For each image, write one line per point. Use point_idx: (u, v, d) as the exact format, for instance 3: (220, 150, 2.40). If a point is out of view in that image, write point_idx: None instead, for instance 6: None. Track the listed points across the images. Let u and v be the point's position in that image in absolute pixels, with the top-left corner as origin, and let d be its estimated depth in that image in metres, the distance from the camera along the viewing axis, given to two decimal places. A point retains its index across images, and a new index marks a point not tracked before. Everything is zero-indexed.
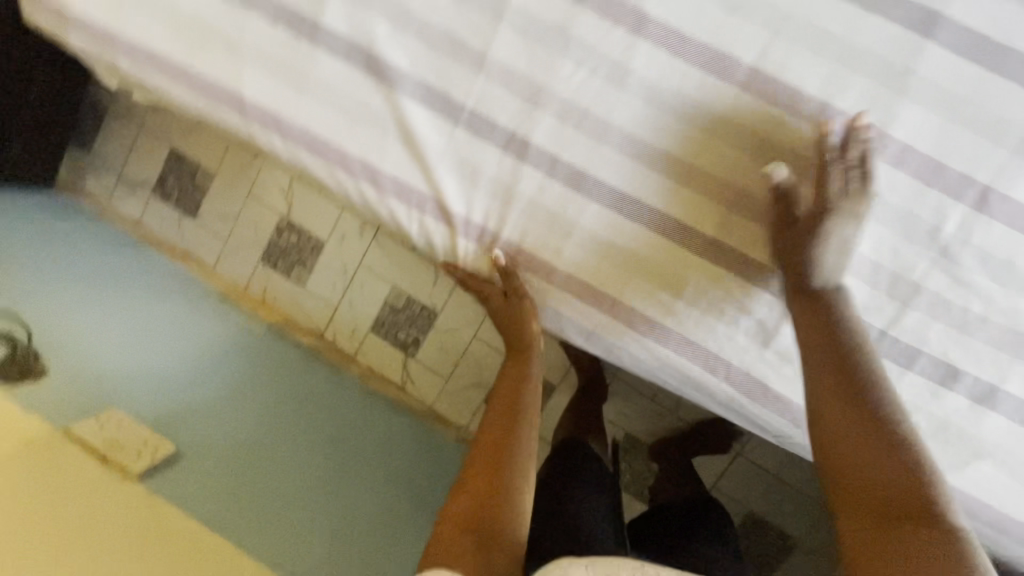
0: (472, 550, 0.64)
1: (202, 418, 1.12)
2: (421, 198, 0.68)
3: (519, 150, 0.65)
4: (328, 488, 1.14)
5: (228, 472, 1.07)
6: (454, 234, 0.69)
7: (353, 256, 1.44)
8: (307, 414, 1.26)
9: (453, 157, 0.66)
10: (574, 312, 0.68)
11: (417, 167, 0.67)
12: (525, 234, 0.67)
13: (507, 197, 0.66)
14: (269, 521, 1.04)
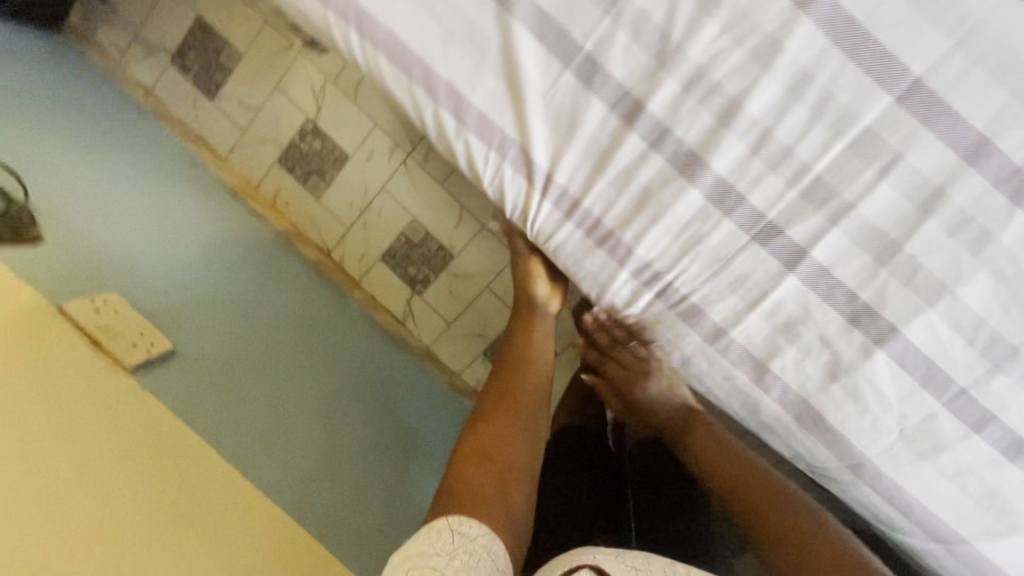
0: (488, 495, 0.66)
1: (202, 318, 1.06)
2: (505, 144, 0.61)
3: (628, 113, 0.57)
4: (319, 416, 1.12)
5: (223, 377, 1.02)
6: (533, 192, 0.63)
7: (377, 178, 1.30)
8: (308, 337, 1.22)
9: (551, 104, 0.59)
10: (639, 298, 0.65)
11: (508, 107, 0.59)
12: (608, 207, 0.61)
13: (601, 162, 0.60)
14: (252, 443, 0.99)
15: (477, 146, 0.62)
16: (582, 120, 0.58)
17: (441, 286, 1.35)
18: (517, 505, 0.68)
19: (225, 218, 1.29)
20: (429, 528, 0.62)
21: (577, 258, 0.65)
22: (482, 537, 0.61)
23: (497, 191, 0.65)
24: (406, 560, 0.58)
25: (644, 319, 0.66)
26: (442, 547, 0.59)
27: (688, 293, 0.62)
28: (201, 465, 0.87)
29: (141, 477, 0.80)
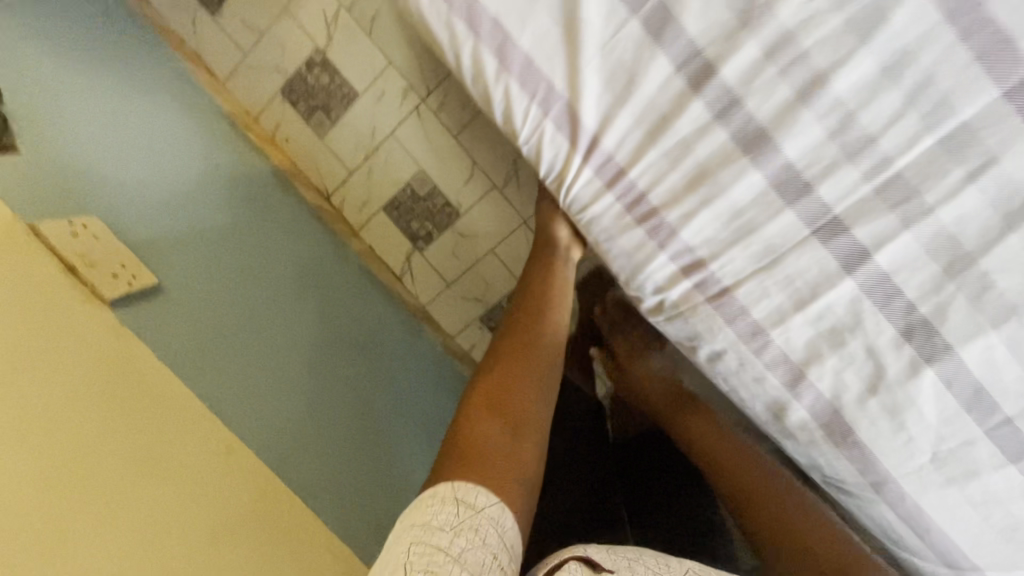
0: (496, 453, 0.72)
1: (191, 253, 0.98)
2: (551, 97, 0.54)
3: (696, 76, 0.50)
4: (309, 368, 1.06)
5: (214, 317, 0.95)
6: (574, 156, 0.56)
7: (385, 122, 1.25)
8: (300, 287, 1.16)
9: (610, 55, 0.51)
10: (675, 286, 0.59)
11: (560, 54, 0.52)
12: (657, 181, 0.55)
13: (656, 130, 0.53)
14: (238, 391, 0.92)
15: (517, 96, 0.55)
16: (642, 79, 0.51)
17: (445, 241, 1.40)
18: (525, 462, 0.74)
19: (218, 147, 1.20)
20: (435, 494, 0.65)
21: (612, 235, 0.59)
22: (488, 507, 0.66)
23: (533, 150, 0.58)
24: (412, 529, 0.62)
25: (675, 309, 0.61)
26: (446, 519, 0.63)
27: (729, 285, 0.57)
28: (176, 412, 0.80)
29: (113, 423, 0.72)
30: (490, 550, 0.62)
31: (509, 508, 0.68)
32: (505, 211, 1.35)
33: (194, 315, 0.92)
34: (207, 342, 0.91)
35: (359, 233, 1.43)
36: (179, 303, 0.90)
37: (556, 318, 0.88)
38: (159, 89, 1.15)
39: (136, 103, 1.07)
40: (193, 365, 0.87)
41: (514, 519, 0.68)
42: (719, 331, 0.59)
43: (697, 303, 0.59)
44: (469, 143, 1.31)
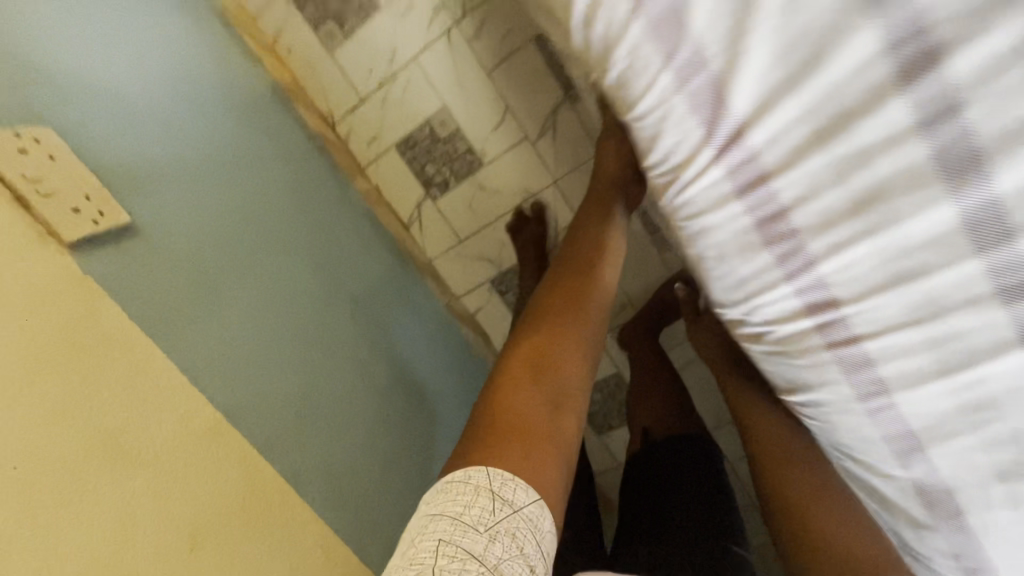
0: (536, 434, 0.71)
1: (177, 181, 0.83)
2: (694, 65, 0.39)
3: (910, 63, 0.35)
4: (309, 327, 0.94)
5: (210, 258, 0.82)
6: (704, 150, 0.42)
7: (408, 45, 1.13)
8: (297, 234, 1.00)
9: (794, 17, 0.36)
10: (789, 323, 0.49)
11: (725, 4, 0.37)
12: (808, 198, 0.42)
13: (828, 130, 0.39)
14: (227, 359, 0.79)
15: (647, 56, 0.41)
16: (834, 55, 0.36)
17: (461, 192, 1.27)
18: (561, 446, 0.73)
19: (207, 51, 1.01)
20: (469, 481, 0.64)
21: (725, 254, 0.47)
22: (526, 507, 0.64)
23: (651, 132, 0.44)
24: (442, 519, 0.62)
25: (780, 347, 0.51)
26: (481, 517, 0.61)
27: (861, 335, 0.46)
28: (152, 387, 0.68)
29: (69, 400, 0.61)
30: (525, 557, 0.61)
31: (547, 507, 0.67)
32: (534, 166, 1.22)
33: (181, 261, 0.78)
34: (193, 294, 0.78)
35: (365, 171, 1.29)
36: (157, 248, 0.75)
37: (598, 287, 0.89)
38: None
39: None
40: (176, 321, 0.74)
41: (550, 513, 0.67)
42: (827, 381, 0.50)
43: (811, 346, 0.49)
44: (504, 84, 1.13)
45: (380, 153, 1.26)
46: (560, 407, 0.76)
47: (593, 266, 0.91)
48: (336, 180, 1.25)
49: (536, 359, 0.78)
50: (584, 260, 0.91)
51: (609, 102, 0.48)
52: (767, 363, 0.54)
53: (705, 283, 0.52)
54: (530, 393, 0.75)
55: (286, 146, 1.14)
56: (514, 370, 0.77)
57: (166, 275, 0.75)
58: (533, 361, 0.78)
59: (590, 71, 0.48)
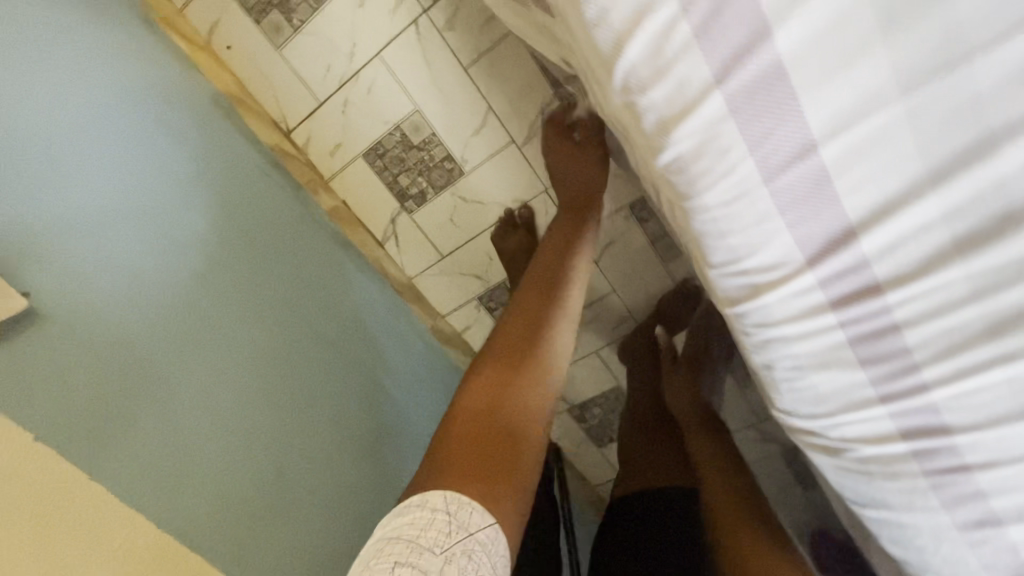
0: (494, 461, 0.57)
1: (84, 253, 0.75)
2: (795, 152, 0.32)
3: None
4: (262, 394, 0.89)
5: (123, 342, 0.75)
6: (794, 259, 0.35)
7: (370, 37, 0.97)
8: (242, 287, 0.91)
9: (942, 110, 0.29)
10: (875, 440, 0.40)
11: (834, 83, 0.30)
12: (921, 314, 0.33)
13: (976, 239, 0.31)
14: (165, 443, 0.76)
15: (726, 140, 0.33)
16: (1011, 146, 0.29)
17: (441, 205, 1.12)
18: (526, 478, 0.59)
19: (112, 72, 0.84)
20: (425, 505, 0.53)
21: (802, 370, 0.39)
22: (482, 532, 0.52)
23: (716, 230, 0.37)
24: (396, 544, 0.51)
25: (861, 467, 0.42)
26: (436, 539, 0.51)
27: (969, 462, 0.37)
28: (109, 536, 0.68)
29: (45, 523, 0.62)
30: None
31: (503, 531, 0.55)
32: (524, 172, 1.07)
33: (95, 352, 0.72)
34: (108, 378, 0.73)
35: (329, 184, 1.13)
36: (65, 340, 0.70)
37: (571, 289, 0.75)
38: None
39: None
40: (86, 414, 0.70)
41: (507, 544, 0.55)
42: (919, 505, 0.41)
43: (904, 470, 0.39)
44: (484, 83, 0.98)
45: (345, 163, 1.10)
46: (524, 437, 0.61)
47: (565, 269, 0.76)
48: (295, 197, 1.07)
49: (497, 373, 0.64)
50: (553, 267, 0.76)
51: (659, 167, 0.37)
52: (837, 474, 0.45)
53: (775, 394, 0.43)
54: (491, 417, 0.60)
55: (235, 165, 0.97)
56: (467, 398, 0.63)
57: (81, 366, 0.71)
58: (493, 380, 0.64)
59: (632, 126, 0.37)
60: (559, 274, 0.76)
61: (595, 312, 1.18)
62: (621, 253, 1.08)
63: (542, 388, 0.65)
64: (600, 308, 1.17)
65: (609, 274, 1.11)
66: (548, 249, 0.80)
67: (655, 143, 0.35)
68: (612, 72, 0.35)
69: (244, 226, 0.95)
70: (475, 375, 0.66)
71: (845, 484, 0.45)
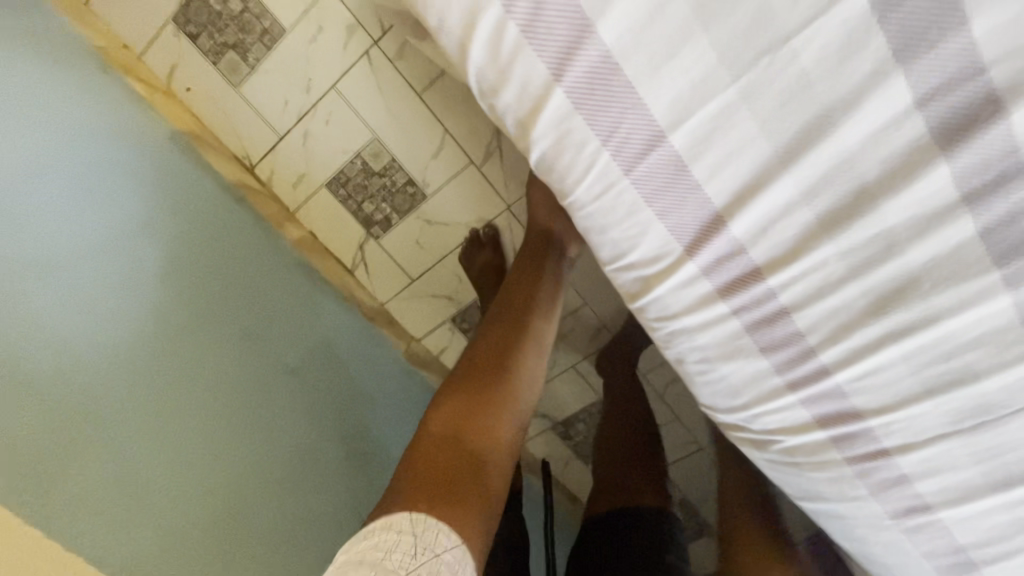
0: (457, 487, 0.61)
1: (40, 300, 0.76)
2: (645, 142, 0.37)
3: (893, 119, 0.32)
4: (236, 432, 0.91)
5: (76, 393, 0.76)
6: (674, 250, 0.40)
7: (324, 70, 0.99)
8: (212, 323, 0.93)
9: (774, 102, 0.33)
10: (781, 419, 0.43)
11: (670, 87, 0.34)
12: (801, 298, 0.38)
13: (833, 221, 0.35)
14: (119, 486, 0.78)
15: (580, 136, 0.38)
16: (845, 124, 0.33)
17: (405, 229, 1.13)
18: (490, 507, 0.63)
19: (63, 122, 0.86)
20: (391, 527, 0.56)
21: (711, 359, 0.43)
22: (448, 552, 0.56)
23: (604, 225, 0.42)
24: (359, 567, 0.53)
25: (788, 456, 0.45)
26: (401, 560, 0.53)
27: (875, 430, 0.40)
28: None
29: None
30: None
31: (469, 549, 0.58)
32: (481, 192, 1.08)
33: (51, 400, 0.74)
34: (65, 422, 0.75)
35: (295, 216, 1.14)
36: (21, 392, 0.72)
37: (542, 315, 0.75)
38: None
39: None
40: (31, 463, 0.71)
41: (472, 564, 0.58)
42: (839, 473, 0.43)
43: (829, 460, 0.43)
44: (438, 109, 1.00)
45: (308, 195, 1.11)
46: (488, 464, 0.64)
47: (538, 290, 0.77)
48: (259, 231, 1.07)
49: (461, 401, 0.66)
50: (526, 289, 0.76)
51: (542, 162, 0.42)
52: (773, 469, 0.48)
53: (696, 389, 0.48)
54: (457, 447, 0.63)
55: (200, 204, 0.98)
56: (433, 425, 0.65)
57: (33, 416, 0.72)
58: (458, 409, 0.66)
59: (516, 126, 0.41)
60: (533, 295, 0.76)
61: (566, 327, 1.17)
62: (586, 266, 1.08)
63: (509, 417, 0.68)
64: (573, 322, 1.16)
65: (576, 287, 1.10)
66: (518, 274, 0.79)
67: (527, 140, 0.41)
68: (485, 81, 0.40)
69: (206, 262, 0.96)
70: (443, 400, 0.68)
71: (781, 478, 0.48)
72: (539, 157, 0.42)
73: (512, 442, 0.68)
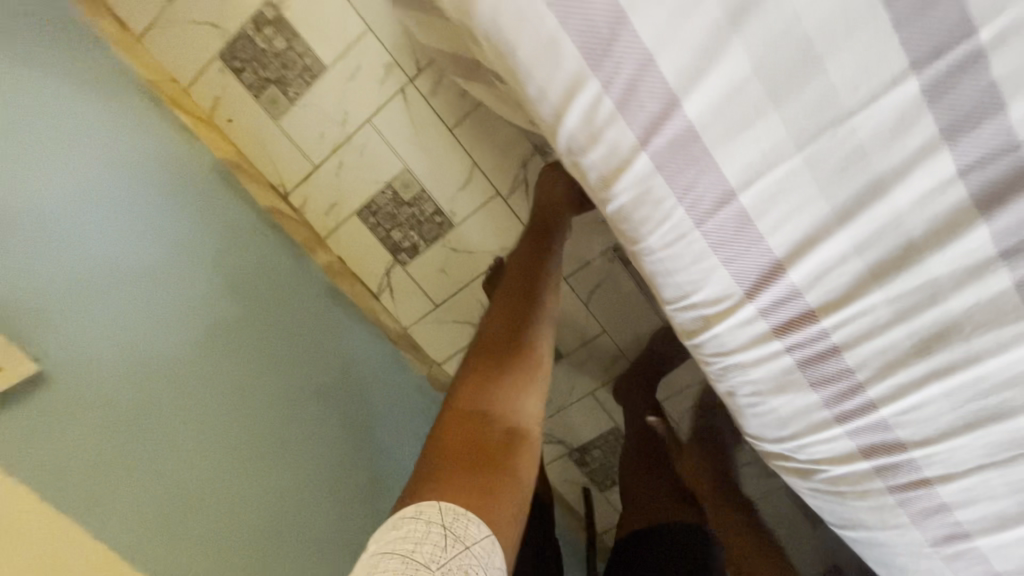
0: (485, 464, 0.64)
1: (99, 318, 0.78)
2: (717, 198, 0.40)
3: (938, 186, 0.36)
4: (271, 431, 0.92)
5: (124, 403, 0.77)
6: (734, 294, 0.43)
7: (361, 104, 1.04)
8: (249, 333, 0.96)
9: (835, 167, 0.37)
10: (827, 448, 0.46)
11: (741, 155, 0.38)
12: (853, 337, 0.41)
13: (885, 269, 0.38)
14: (169, 490, 0.79)
15: (659, 192, 0.41)
16: (896, 187, 0.36)
17: (433, 256, 1.17)
18: (519, 479, 0.66)
19: (108, 138, 0.89)
20: (420, 517, 0.58)
21: (762, 391, 0.46)
22: (478, 544, 0.58)
23: (666, 269, 0.45)
24: (391, 559, 0.55)
25: (832, 484, 0.48)
26: (431, 554, 0.55)
27: (916, 460, 0.43)
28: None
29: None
30: None
31: (499, 541, 0.60)
32: (509, 222, 1.12)
33: (105, 412, 0.75)
34: (122, 427, 0.76)
35: (325, 242, 1.17)
36: (82, 401, 0.74)
37: (549, 287, 0.79)
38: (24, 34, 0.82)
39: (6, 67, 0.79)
40: (90, 470, 0.72)
41: (501, 556, 0.60)
42: (879, 500, 0.46)
43: (872, 488, 0.46)
44: (469, 143, 1.05)
45: (339, 222, 1.15)
46: (514, 434, 0.68)
47: (545, 265, 0.81)
48: (292, 256, 1.11)
49: (482, 377, 0.70)
50: (530, 260, 0.81)
51: (607, 211, 0.46)
52: (816, 497, 0.51)
53: (743, 418, 0.50)
54: (483, 424, 0.67)
55: (237, 230, 1.02)
56: (457, 403, 0.69)
57: (87, 424, 0.73)
58: (480, 385, 0.70)
59: (584, 178, 0.45)
60: (540, 271, 0.80)
61: (588, 354, 1.20)
62: (610, 296, 1.11)
63: (529, 386, 0.71)
64: (594, 350, 1.19)
65: (600, 316, 1.14)
66: (522, 253, 0.83)
67: (602, 195, 0.44)
68: (560, 138, 0.44)
69: (237, 282, 0.98)
70: (463, 378, 0.72)
71: (823, 505, 0.51)
72: (606, 207, 0.45)
73: (533, 411, 0.71)
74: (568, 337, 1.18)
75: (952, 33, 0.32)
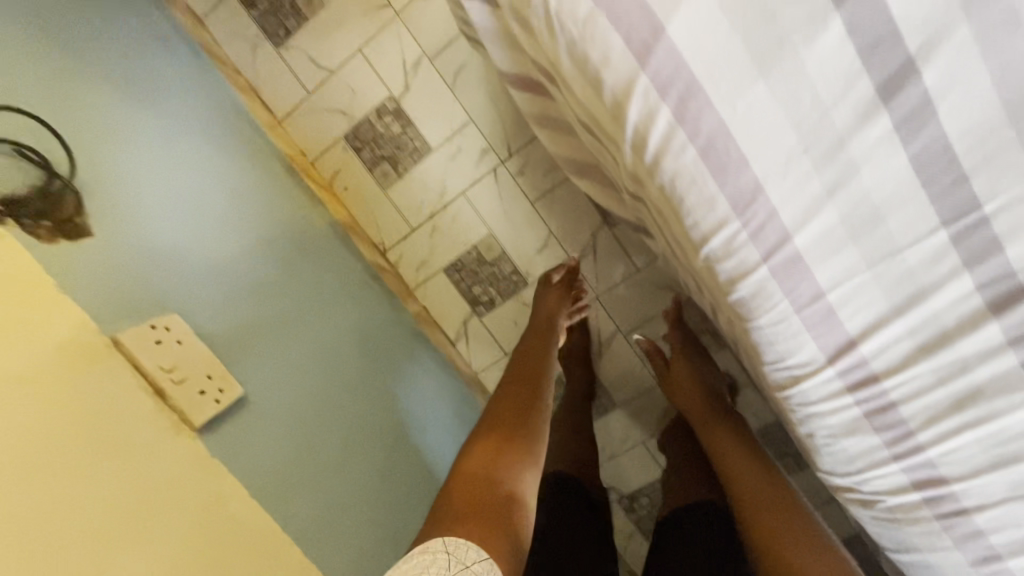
0: (485, 513, 0.65)
1: (270, 342, 0.92)
2: (810, 295, 0.54)
3: (965, 294, 0.51)
4: (377, 450, 1.04)
5: (286, 420, 0.88)
6: (818, 361, 0.57)
7: (458, 178, 1.23)
8: (363, 367, 1.10)
9: (895, 277, 0.52)
10: (887, 480, 0.59)
11: (830, 266, 0.53)
12: (909, 395, 0.54)
13: (931, 348, 0.53)
14: (312, 494, 0.87)
15: (771, 288, 0.55)
16: (937, 292, 0.51)
17: (506, 310, 1.30)
18: (517, 537, 0.65)
19: (260, 199, 1.07)
20: (426, 550, 0.59)
21: (836, 435, 0.59)
22: (478, 564, 0.59)
23: (768, 341, 0.58)
24: None
25: (890, 512, 0.60)
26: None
27: (957, 491, 0.55)
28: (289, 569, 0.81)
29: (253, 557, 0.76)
30: None
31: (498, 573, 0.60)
32: None
33: (276, 428, 0.86)
34: (286, 430, 0.88)
35: (413, 293, 1.34)
36: (263, 419, 0.85)
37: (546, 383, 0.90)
38: (182, 115, 0.98)
39: (190, 144, 0.97)
40: (267, 470, 0.82)
41: None
42: (928, 525, 0.58)
43: (922, 515, 0.58)
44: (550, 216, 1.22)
45: (428, 276, 1.31)
46: (517, 499, 0.69)
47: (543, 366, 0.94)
48: (387, 304, 1.28)
49: (490, 444, 0.74)
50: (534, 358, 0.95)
51: (717, 294, 0.60)
52: (875, 524, 0.62)
53: (818, 457, 0.63)
54: (491, 488, 0.68)
55: (348, 280, 1.19)
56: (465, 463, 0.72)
57: (265, 432, 0.84)
58: (487, 451, 0.73)
59: (700, 272, 0.60)
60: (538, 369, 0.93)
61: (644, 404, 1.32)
62: None
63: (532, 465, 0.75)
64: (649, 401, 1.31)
65: None
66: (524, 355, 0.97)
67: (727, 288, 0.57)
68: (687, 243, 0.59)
69: (350, 324, 1.13)
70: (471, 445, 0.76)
71: (881, 532, 0.63)
72: (718, 292, 0.60)
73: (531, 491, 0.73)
74: (625, 388, 1.31)
75: (968, 202, 0.49)
